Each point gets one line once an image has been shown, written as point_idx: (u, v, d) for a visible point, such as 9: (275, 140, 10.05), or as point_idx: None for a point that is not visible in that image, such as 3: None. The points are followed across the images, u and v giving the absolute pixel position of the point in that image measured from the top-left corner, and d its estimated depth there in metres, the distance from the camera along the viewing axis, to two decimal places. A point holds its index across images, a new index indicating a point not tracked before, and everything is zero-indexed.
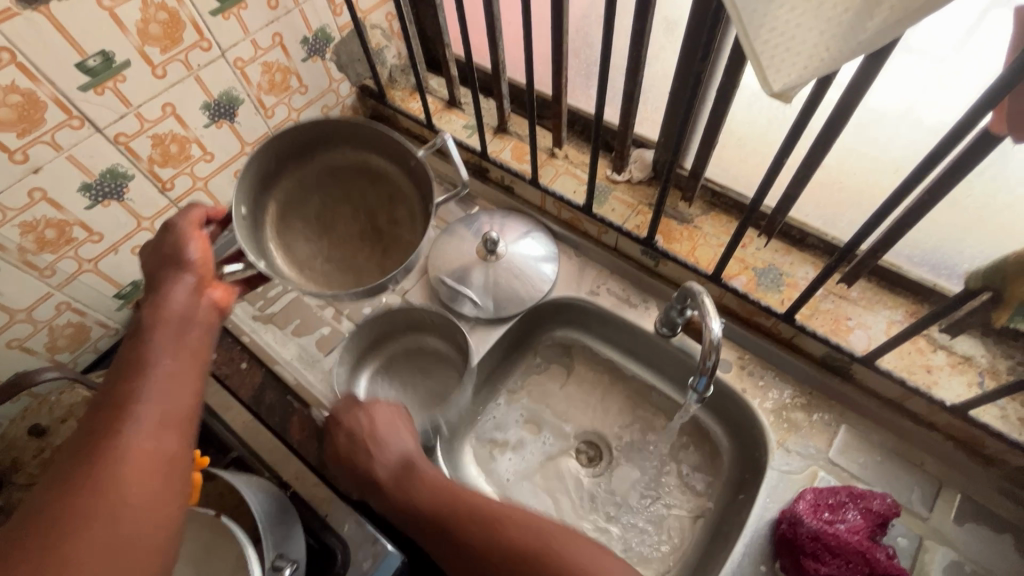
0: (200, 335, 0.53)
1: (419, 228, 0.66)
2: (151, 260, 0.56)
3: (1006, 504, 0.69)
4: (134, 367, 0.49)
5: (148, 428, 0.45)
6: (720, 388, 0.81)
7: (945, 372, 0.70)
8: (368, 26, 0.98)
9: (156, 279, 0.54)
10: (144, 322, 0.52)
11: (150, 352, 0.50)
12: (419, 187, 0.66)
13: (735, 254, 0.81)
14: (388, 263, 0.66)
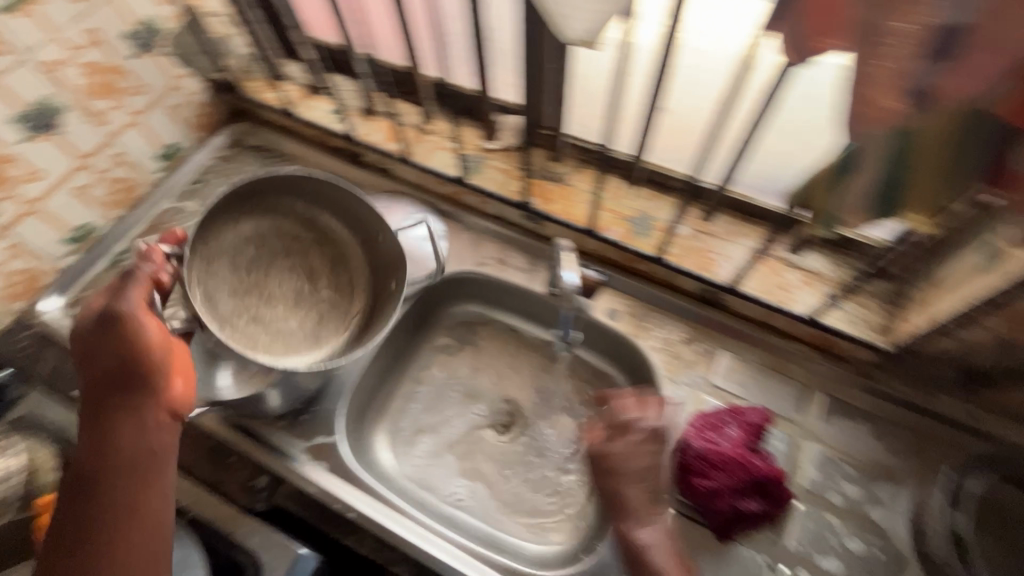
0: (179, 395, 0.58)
1: (365, 301, 0.83)
2: (91, 334, 0.55)
3: (861, 396, 0.78)
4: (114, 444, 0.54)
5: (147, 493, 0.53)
6: (612, 336, 0.85)
7: (797, 288, 0.77)
8: (204, 14, 0.91)
9: (101, 351, 0.55)
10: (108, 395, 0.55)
11: (135, 425, 0.55)
12: (368, 257, 0.83)
13: (607, 206, 0.85)
14: (324, 333, 0.80)
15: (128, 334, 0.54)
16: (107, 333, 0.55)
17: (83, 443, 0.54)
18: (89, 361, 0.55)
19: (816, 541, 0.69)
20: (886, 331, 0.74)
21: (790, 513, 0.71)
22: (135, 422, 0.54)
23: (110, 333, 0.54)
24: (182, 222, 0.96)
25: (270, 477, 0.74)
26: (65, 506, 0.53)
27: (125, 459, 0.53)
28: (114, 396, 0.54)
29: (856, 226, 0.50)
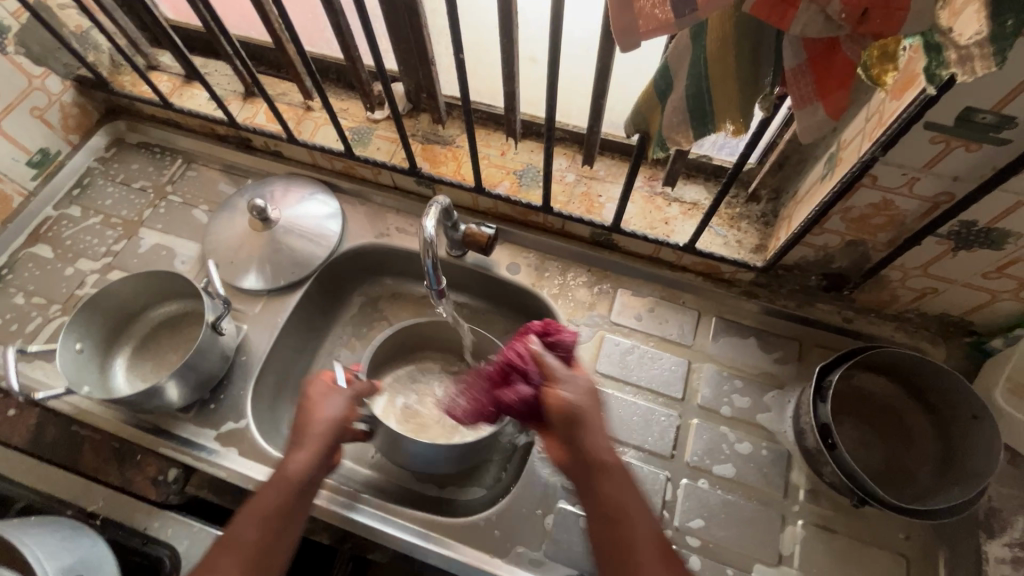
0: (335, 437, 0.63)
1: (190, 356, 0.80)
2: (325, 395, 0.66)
3: (748, 314, 0.82)
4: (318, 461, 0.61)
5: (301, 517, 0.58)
6: (516, 289, 0.87)
7: (679, 220, 0.81)
8: (53, 7, 0.87)
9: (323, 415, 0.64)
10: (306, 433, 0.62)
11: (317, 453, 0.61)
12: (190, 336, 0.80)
13: (494, 163, 0.86)
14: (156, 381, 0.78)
15: (348, 425, 0.64)
16: (298, 424, 0.62)
17: (280, 502, 0.57)
18: (298, 443, 0.61)
19: (710, 450, 0.74)
20: (760, 250, 0.78)
21: (687, 429, 0.75)
22: (300, 500, 0.58)
23: (344, 417, 0.64)
24: (65, 229, 0.92)
25: (180, 470, 0.73)
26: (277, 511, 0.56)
27: (280, 545, 0.55)
28: (315, 470, 0.60)
29: (684, 145, 0.52)
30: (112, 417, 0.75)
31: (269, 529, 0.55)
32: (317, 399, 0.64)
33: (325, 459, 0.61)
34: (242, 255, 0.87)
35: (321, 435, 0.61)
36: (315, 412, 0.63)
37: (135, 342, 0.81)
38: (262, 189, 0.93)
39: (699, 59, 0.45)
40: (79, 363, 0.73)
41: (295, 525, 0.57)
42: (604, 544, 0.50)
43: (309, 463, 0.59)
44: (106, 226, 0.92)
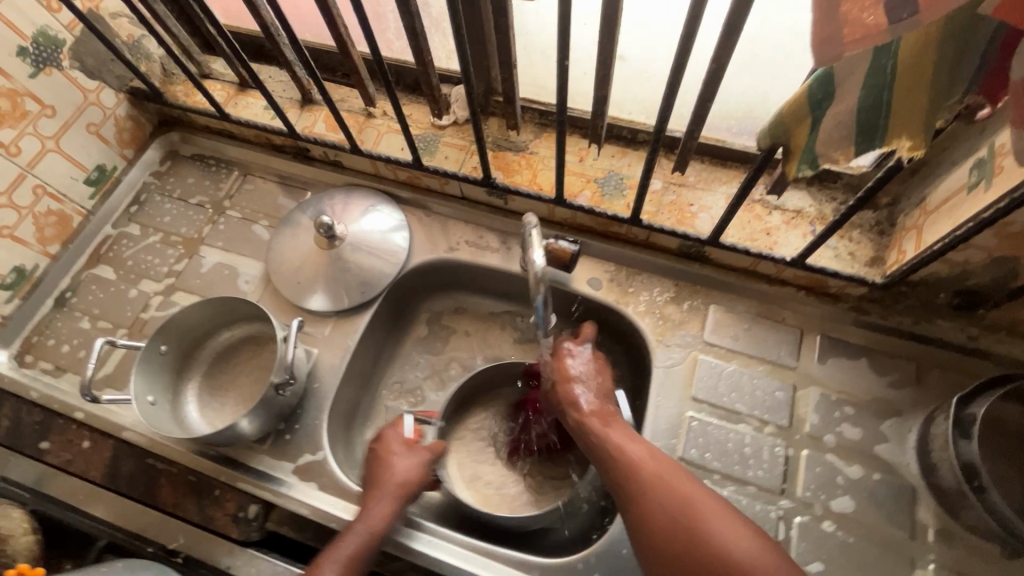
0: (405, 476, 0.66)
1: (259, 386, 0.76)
2: (392, 440, 0.69)
3: (856, 332, 0.75)
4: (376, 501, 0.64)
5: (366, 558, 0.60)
6: (597, 306, 0.81)
7: (782, 230, 0.73)
8: (106, 17, 0.83)
9: (384, 448, 0.68)
10: (373, 468, 0.67)
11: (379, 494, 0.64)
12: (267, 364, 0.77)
13: (574, 171, 0.80)
14: (223, 410, 0.75)
15: (419, 484, 0.67)
16: (371, 474, 0.66)
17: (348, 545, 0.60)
18: (372, 496, 0.64)
19: (824, 484, 0.68)
20: (877, 264, 0.70)
21: (796, 462, 0.69)
22: (368, 553, 0.60)
23: (414, 474, 0.66)
24: (125, 249, 0.89)
25: (259, 505, 0.70)
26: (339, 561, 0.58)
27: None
28: (384, 523, 0.62)
29: (840, 162, 0.45)
30: (188, 451, 0.72)
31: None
32: (391, 455, 0.67)
33: (391, 512, 0.63)
34: (309, 275, 0.83)
35: (392, 489, 0.64)
36: (388, 466, 0.66)
37: (213, 352, 0.78)
38: (324, 200, 0.89)
39: (880, 67, 0.38)
40: (158, 366, 0.71)
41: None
42: (658, 536, 0.51)
43: (378, 514, 0.62)
44: (166, 245, 0.89)
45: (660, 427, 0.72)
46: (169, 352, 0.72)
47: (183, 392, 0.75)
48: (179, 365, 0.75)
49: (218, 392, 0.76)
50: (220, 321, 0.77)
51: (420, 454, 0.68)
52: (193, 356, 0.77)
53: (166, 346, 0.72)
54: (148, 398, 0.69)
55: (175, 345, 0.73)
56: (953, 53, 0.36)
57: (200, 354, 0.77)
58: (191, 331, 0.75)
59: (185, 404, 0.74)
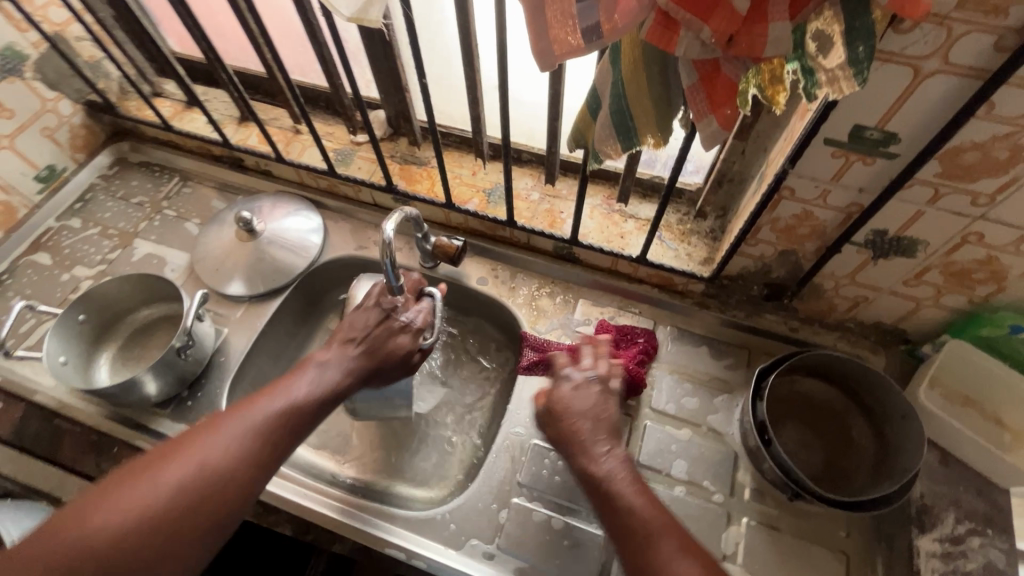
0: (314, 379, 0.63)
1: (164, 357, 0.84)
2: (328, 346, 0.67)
3: (699, 323, 0.87)
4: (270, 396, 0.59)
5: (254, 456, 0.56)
6: (483, 299, 0.92)
7: (633, 234, 0.87)
8: (70, 39, 0.96)
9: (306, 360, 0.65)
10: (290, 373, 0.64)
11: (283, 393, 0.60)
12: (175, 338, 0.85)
13: (466, 182, 0.93)
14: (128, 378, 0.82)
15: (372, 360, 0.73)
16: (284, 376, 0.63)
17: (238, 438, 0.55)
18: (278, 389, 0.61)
19: (662, 451, 0.77)
20: (708, 262, 0.84)
21: (639, 431, 0.78)
22: (256, 448, 0.56)
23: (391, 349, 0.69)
24: (65, 239, 0.99)
25: None
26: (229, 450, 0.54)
27: (265, 459, 0.56)
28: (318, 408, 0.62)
29: (613, 158, 0.58)
30: (93, 412, 0.78)
31: (262, 439, 0.56)
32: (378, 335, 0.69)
33: (306, 398, 0.61)
34: (229, 262, 0.93)
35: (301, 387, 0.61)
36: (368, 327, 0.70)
37: (129, 328, 0.87)
38: (251, 202, 1.00)
39: (613, 82, 0.52)
40: (74, 332, 0.79)
41: (286, 446, 0.58)
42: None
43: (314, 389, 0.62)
44: (103, 237, 0.99)
45: (525, 400, 0.82)
46: (86, 321, 0.81)
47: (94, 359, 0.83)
48: (95, 337, 0.83)
49: (129, 362, 0.84)
50: (138, 300, 0.86)
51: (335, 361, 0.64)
52: (110, 329, 0.85)
53: (83, 314, 0.80)
54: (59, 358, 0.76)
55: (92, 315, 0.82)
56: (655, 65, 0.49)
57: (116, 329, 0.86)
58: (108, 304, 0.83)
59: (95, 369, 0.82)
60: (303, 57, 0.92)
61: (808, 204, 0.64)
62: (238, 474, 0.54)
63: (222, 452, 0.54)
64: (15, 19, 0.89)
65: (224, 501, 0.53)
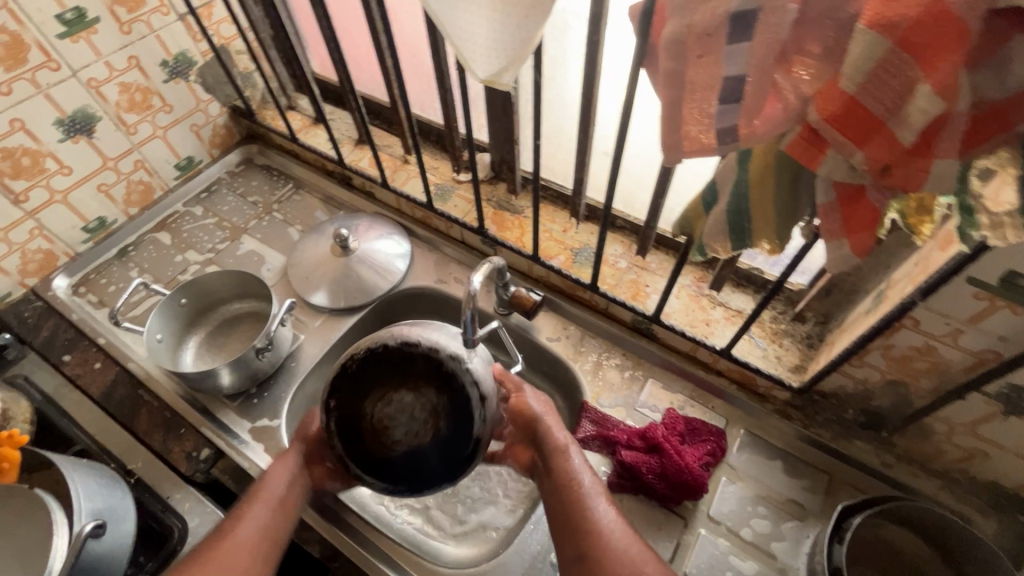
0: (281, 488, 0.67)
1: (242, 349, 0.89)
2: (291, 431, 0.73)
3: (776, 432, 0.80)
4: (238, 518, 0.64)
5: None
6: (550, 357, 0.90)
7: (721, 323, 0.82)
8: (232, 51, 1.08)
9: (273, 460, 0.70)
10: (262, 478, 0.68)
11: (248, 511, 0.64)
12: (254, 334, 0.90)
13: (555, 238, 0.92)
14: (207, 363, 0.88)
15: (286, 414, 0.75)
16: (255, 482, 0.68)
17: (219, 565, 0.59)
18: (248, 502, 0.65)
19: (713, 568, 0.70)
20: (799, 371, 0.77)
21: (691, 541, 0.72)
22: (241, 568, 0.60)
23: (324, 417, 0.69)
24: (186, 224, 1.09)
25: (211, 450, 0.80)
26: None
27: (276, 539, 0.64)
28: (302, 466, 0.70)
29: (719, 254, 0.56)
30: (170, 390, 0.84)
31: (251, 541, 0.62)
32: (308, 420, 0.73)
33: (276, 507, 0.65)
34: (319, 272, 0.98)
35: (269, 494, 0.66)
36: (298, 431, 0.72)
37: (219, 317, 0.93)
38: (349, 220, 1.05)
39: (739, 182, 0.49)
40: (173, 313, 0.86)
41: (284, 530, 0.65)
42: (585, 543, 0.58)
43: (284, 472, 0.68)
44: (217, 228, 1.08)
45: None
46: (185, 305, 0.88)
47: (184, 340, 0.89)
48: (189, 320, 0.90)
49: (213, 349, 0.90)
50: (232, 293, 0.92)
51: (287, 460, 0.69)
52: (204, 315, 0.92)
53: (182, 299, 0.87)
54: (156, 335, 0.83)
55: (192, 301, 0.89)
56: (788, 172, 0.46)
57: (207, 315, 0.92)
58: (205, 293, 0.89)
59: (182, 348, 0.88)
60: (427, 95, 0.97)
61: (933, 339, 0.57)
62: None
63: (240, 547, 0.61)
64: (193, 30, 1.01)
65: None
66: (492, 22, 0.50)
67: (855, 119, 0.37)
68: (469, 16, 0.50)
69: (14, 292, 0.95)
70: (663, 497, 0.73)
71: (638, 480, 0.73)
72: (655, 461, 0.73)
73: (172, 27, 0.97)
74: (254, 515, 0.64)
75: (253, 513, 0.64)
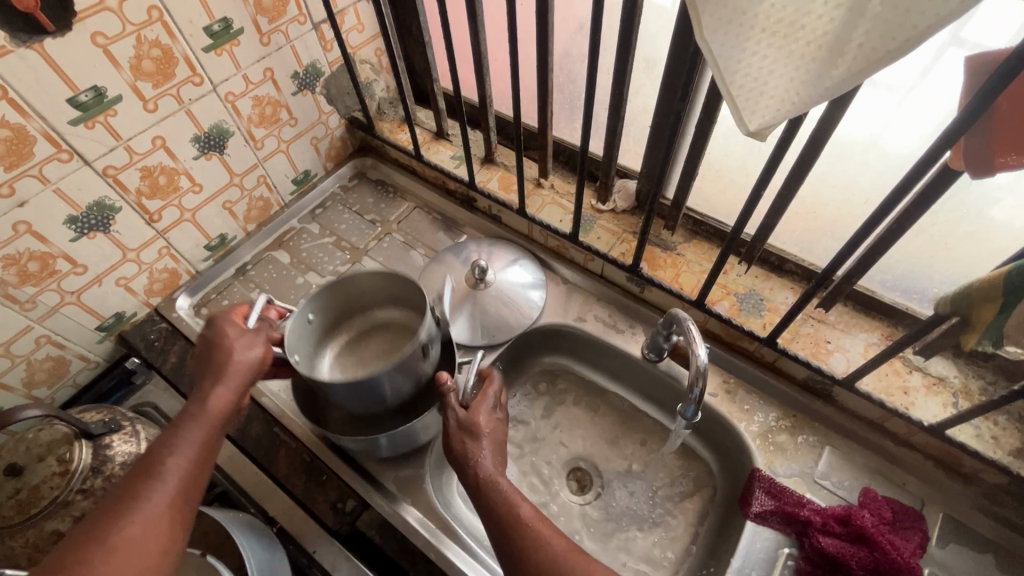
0: (230, 392, 0.60)
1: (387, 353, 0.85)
2: (218, 332, 0.65)
3: (984, 521, 0.71)
4: (173, 430, 0.56)
5: (167, 487, 0.52)
6: (707, 413, 0.83)
7: (921, 393, 0.73)
8: (357, 60, 1.01)
9: (210, 356, 0.63)
10: (200, 380, 0.61)
11: (185, 426, 0.56)
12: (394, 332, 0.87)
13: (717, 281, 0.84)
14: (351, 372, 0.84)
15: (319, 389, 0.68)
16: (202, 363, 0.63)
17: (164, 466, 0.53)
18: (189, 406, 0.58)
19: None
20: (1022, 456, 0.68)
21: None
22: (192, 480, 0.54)
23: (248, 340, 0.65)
24: (303, 242, 1.04)
25: (356, 501, 0.75)
26: (126, 483, 0.51)
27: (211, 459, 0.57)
28: (203, 461, 0.56)
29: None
30: (308, 431, 0.79)
31: (193, 458, 0.55)
32: (196, 397, 0.59)
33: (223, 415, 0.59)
34: (450, 304, 0.92)
35: (228, 382, 0.61)
36: (216, 336, 0.64)
37: (363, 322, 0.89)
38: (474, 246, 0.98)
39: None
40: (303, 331, 0.79)
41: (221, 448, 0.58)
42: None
43: (230, 372, 0.61)
44: (336, 247, 1.03)
45: (754, 555, 0.70)
46: (312, 320, 0.81)
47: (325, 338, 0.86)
48: (324, 324, 0.85)
49: (350, 359, 0.86)
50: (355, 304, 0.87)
51: (251, 341, 0.65)
52: (332, 328, 0.86)
53: (312, 307, 0.80)
54: (296, 356, 0.76)
55: (320, 315, 0.82)
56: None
57: (332, 328, 0.87)
58: (329, 302, 0.83)
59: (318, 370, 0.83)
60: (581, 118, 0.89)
61: None
62: (183, 488, 0.53)
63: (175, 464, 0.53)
64: (324, 39, 0.95)
65: (167, 535, 0.50)
66: (801, 71, 0.41)
67: None
68: (770, 64, 0.42)
69: (139, 312, 0.91)
70: None
71: (839, 571, 0.66)
72: (866, 552, 0.65)
73: (306, 36, 0.91)
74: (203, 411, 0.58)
75: (191, 429, 0.56)
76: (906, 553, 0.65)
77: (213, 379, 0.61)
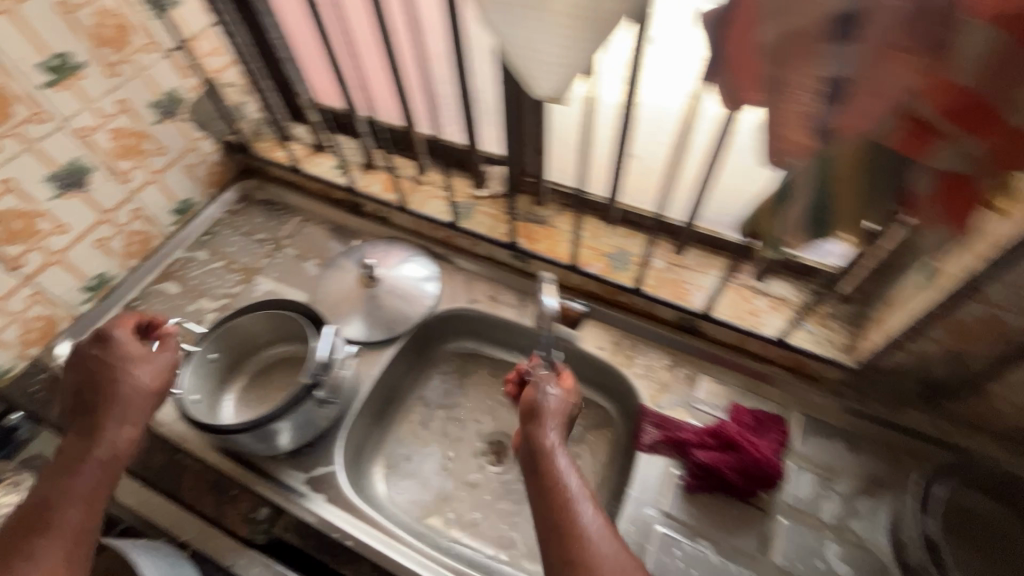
0: (125, 430, 0.64)
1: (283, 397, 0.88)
2: (104, 353, 0.67)
3: (834, 413, 0.82)
4: (64, 469, 0.60)
5: (70, 523, 0.58)
6: (598, 366, 0.90)
7: (767, 313, 0.84)
8: (221, 84, 1.02)
9: (102, 380, 0.65)
10: (92, 413, 0.64)
11: (82, 467, 0.60)
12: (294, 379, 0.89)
13: (589, 245, 0.92)
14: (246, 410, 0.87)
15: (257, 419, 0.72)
16: (92, 386, 0.65)
17: (71, 504, 0.58)
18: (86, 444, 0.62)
19: (803, 556, 0.71)
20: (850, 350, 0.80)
21: (774, 529, 0.73)
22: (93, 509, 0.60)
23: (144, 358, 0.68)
24: (192, 270, 1.03)
25: (270, 508, 0.76)
26: (23, 524, 0.57)
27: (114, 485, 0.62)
28: (104, 494, 0.61)
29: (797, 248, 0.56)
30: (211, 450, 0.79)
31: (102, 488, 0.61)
32: (93, 435, 0.62)
33: (125, 448, 0.63)
34: (347, 307, 0.94)
35: (125, 416, 0.64)
36: (105, 358, 0.66)
37: (249, 369, 0.89)
38: (366, 248, 1.01)
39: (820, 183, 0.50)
40: (200, 372, 0.80)
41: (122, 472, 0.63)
42: None
43: (125, 403, 0.64)
44: (227, 271, 1.03)
45: (648, 482, 0.77)
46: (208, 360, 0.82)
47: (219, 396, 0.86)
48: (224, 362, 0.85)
49: (252, 398, 0.88)
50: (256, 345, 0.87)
51: (150, 365, 0.67)
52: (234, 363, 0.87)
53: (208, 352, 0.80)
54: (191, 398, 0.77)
55: (219, 355, 0.83)
56: (886, 170, 0.47)
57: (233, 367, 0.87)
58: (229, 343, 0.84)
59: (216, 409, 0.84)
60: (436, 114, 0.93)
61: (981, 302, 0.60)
62: (87, 517, 0.59)
63: (78, 496, 0.59)
64: (180, 66, 0.95)
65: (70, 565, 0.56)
66: (565, 40, 0.49)
67: (967, 113, 0.40)
68: (541, 36, 0.49)
69: (17, 365, 0.88)
70: (741, 490, 0.74)
71: (716, 478, 0.75)
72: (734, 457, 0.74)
73: (159, 63, 0.91)
74: (104, 448, 0.62)
75: (89, 470, 0.61)
76: (768, 451, 0.74)
77: (110, 408, 0.64)
